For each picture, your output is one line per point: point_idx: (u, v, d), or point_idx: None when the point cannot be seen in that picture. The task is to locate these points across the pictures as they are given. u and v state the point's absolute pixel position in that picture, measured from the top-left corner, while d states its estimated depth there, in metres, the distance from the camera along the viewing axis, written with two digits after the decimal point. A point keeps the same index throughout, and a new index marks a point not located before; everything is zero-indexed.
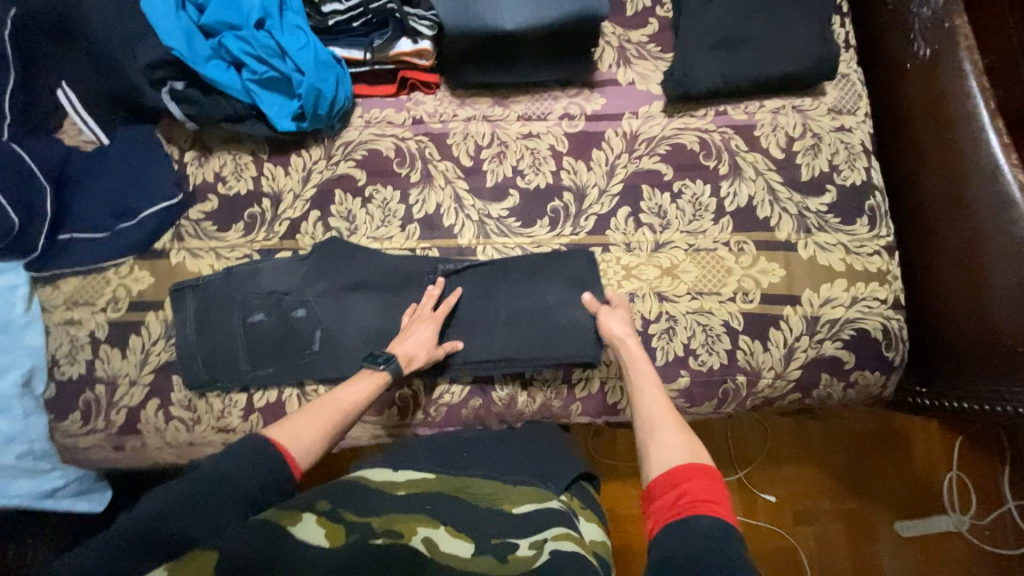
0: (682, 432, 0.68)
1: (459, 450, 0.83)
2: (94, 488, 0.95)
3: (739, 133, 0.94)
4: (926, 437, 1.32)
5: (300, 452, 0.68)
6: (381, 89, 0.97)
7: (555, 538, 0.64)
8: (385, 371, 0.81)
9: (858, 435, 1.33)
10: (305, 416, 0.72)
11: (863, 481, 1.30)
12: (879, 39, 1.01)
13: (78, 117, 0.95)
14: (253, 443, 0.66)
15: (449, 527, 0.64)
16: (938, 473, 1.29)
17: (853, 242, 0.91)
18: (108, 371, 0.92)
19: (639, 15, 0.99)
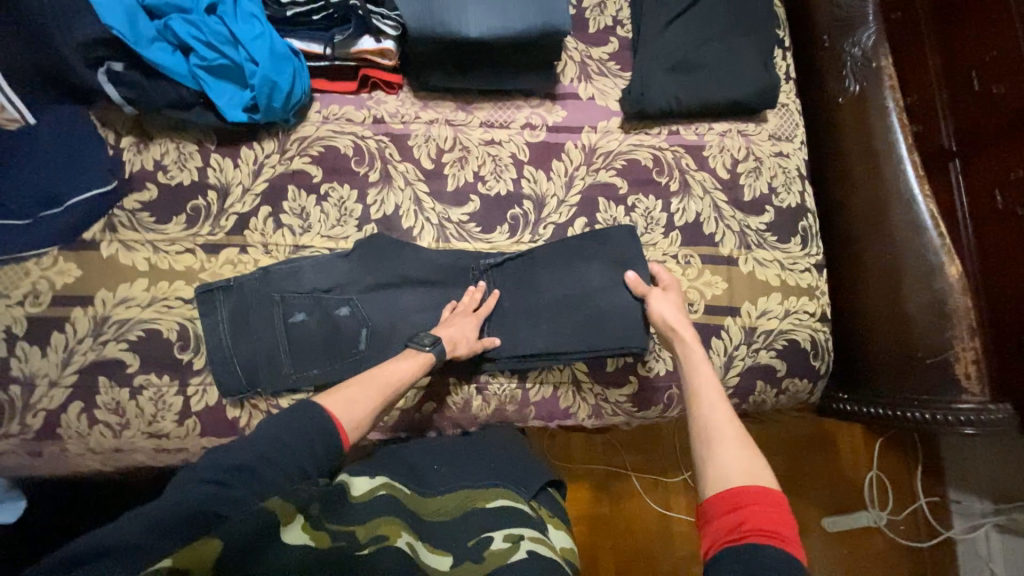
0: (742, 447, 0.68)
1: (428, 455, 0.83)
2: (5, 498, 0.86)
3: (689, 152, 0.99)
4: (852, 440, 1.43)
5: (350, 425, 0.71)
6: (340, 86, 0.95)
7: (531, 538, 0.69)
8: (430, 354, 0.81)
9: (793, 438, 1.42)
10: (359, 387, 0.76)
11: (796, 481, 1.40)
12: (816, 73, 1.10)
13: (3, 94, 0.85)
14: (312, 416, 0.69)
15: (429, 545, 0.67)
16: (861, 473, 1.41)
17: (787, 259, 0.98)
18: (25, 370, 0.84)
19: (601, 33, 1.02)
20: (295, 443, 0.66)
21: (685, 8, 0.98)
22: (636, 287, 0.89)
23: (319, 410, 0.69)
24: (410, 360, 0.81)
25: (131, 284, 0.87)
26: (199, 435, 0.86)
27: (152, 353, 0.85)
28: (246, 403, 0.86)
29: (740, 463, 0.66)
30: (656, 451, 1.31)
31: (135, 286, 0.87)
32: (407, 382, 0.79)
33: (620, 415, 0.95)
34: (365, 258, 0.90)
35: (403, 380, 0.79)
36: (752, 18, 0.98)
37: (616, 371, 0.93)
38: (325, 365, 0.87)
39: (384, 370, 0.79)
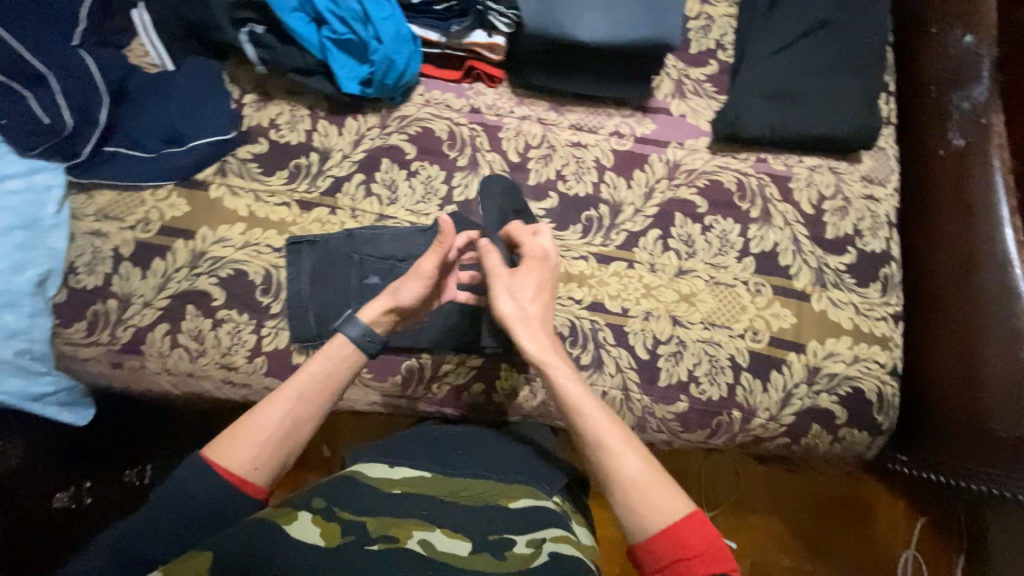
0: (649, 485, 0.64)
1: (448, 443, 0.85)
2: (79, 402, 0.92)
3: (775, 181, 0.98)
4: (891, 512, 1.35)
5: (245, 466, 0.64)
6: (447, 74, 1.00)
7: (553, 539, 0.66)
8: (350, 341, 0.74)
9: (826, 498, 1.36)
10: (252, 421, 0.67)
11: (824, 546, 1.33)
12: (916, 122, 1.07)
13: (150, 43, 0.99)
14: (189, 481, 0.63)
15: (444, 529, 0.64)
16: (897, 550, 1.32)
17: (864, 304, 0.95)
18: (124, 288, 0.92)
19: (701, 55, 1.04)
20: (198, 494, 0.62)
21: (793, 41, 0.98)
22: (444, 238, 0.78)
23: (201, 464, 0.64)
24: (334, 356, 0.73)
25: (229, 226, 0.94)
26: (264, 374, 0.91)
27: (236, 291, 0.92)
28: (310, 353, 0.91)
29: (649, 496, 0.63)
30: None
31: (233, 228, 0.94)
32: (315, 383, 0.71)
33: (665, 433, 0.93)
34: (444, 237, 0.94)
35: (318, 380, 0.71)
36: (862, 58, 0.97)
37: (668, 387, 0.91)
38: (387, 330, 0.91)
39: (294, 381, 0.70)
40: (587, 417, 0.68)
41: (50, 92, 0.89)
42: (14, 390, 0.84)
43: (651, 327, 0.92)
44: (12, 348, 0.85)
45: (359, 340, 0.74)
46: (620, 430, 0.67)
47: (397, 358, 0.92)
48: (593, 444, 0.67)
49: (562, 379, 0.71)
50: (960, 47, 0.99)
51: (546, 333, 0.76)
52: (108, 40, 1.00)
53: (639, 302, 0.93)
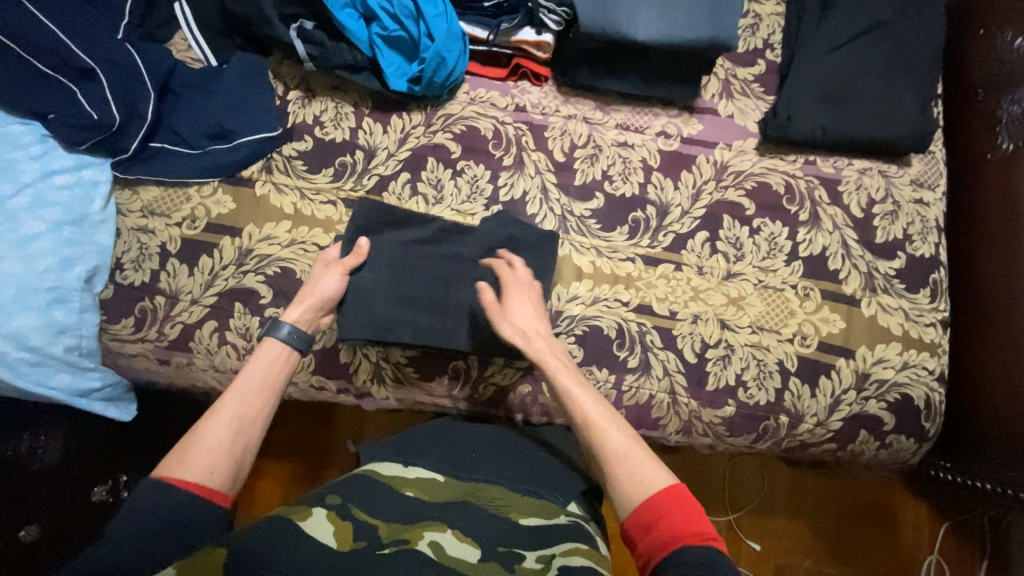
0: (633, 459, 0.69)
1: (460, 444, 0.85)
2: (124, 398, 0.92)
3: (825, 184, 0.97)
4: (915, 515, 1.34)
5: (200, 474, 0.63)
6: (493, 72, 0.99)
7: (564, 554, 0.65)
8: (286, 345, 0.78)
9: (850, 501, 1.36)
10: (202, 431, 0.67)
11: (847, 550, 1.33)
12: (962, 125, 1.05)
13: (191, 37, 0.98)
14: (146, 502, 0.60)
15: (456, 531, 0.64)
16: (920, 554, 1.32)
17: (913, 310, 0.94)
18: (172, 285, 0.92)
19: (749, 54, 1.02)
20: (162, 512, 0.59)
21: (849, 40, 0.96)
22: (359, 261, 0.89)
23: (161, 487, 0.61)
24: (268, 358, 0.77)
25: (276, 224, 0.94)
26: (312, 372, 0.92)
27: (283, 289, 0.92)
28: (358, 352, 0.92)
29: (631, 469, 0.68)
30: (701, 483, 1.34)
31: (280, 226, 0.94)
32: (257, 387, 0.73)
33: (710, 436, 0.93)
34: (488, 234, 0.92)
35: (259, 385, 0.73)
36: (916, 60, 0.95)
37: (715, 391, 0.90)
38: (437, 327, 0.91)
39: (236, 386, 0.72)
40: (582, 401, 0.76)
41: (97, 86, 0.88)
42: (64, 387, 0.84)
43: (699, 330, 0.91)
44: (62, 345, 0.84)
45: (289, 341, 0.79)
46: (607, 415, 0.75)
47: (443, 358, 0.92)
48: (582, 420, 0.75)
49: (554, 367, 0.80)
50: (1010, 49, 0.96)
51: (543, 329, 0.85)
52: (151, 34, 0.98)
53: (686, 305, 0.92)
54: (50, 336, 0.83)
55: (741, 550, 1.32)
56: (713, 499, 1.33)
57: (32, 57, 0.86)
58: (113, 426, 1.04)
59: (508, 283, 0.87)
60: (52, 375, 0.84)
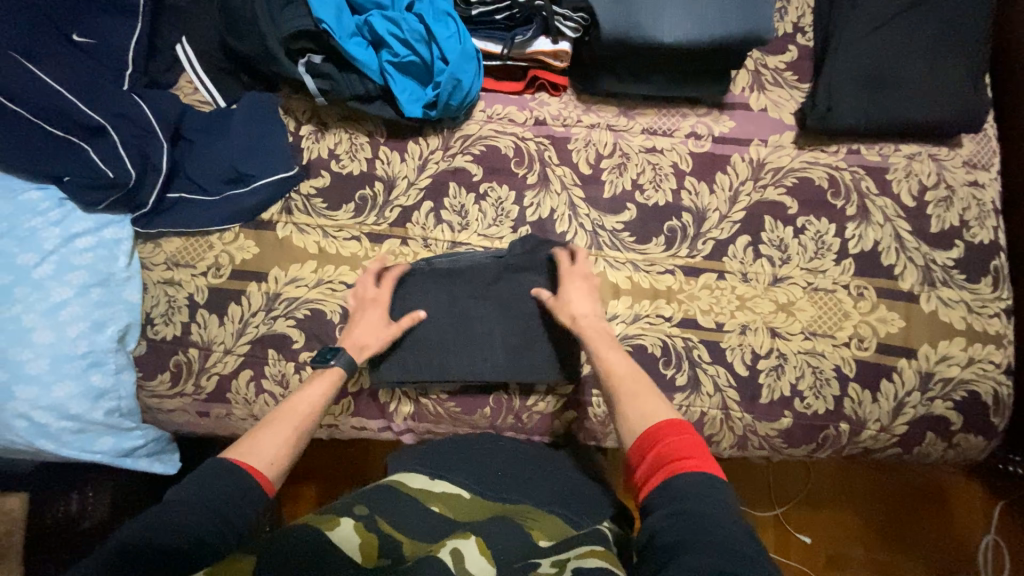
0: (647, 396, 0.71)
1: (493, 459, 0.79)
2: (167, 450, 0.90)
3: (871, 174, 0.91)
4: (968, 498, 1.28)
5: (263, 463, 0.65)
6: (509, 86, 0.95)
7: (581, 556, 0.58)
8: (337, 365, 0.80)
9: (899, 487, 1.30)
10: (263, 430, 0.69)
11: (901, 537, 1.27)
12: (1005, 94, 0.97)
13: (197, 78, 0.95)
14: (209, 475, 0.61)
15: (477, 540, 0.59)
16: (976, 535, 1.25)
17: (975, 302, 0.88)
18: (204, 336, 0.90)
19: (779, 41, 0.96)
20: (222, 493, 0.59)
21: (890, 18, 0.89)
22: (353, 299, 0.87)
23: (223, 465, 0.62)
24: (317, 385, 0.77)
25: (301, 265, 0.92)
26: (351, 415, 0.90)
27: (315, 332, 0.90)
28: (397, 390, 0.90)
29: (643, 405, 0.70)
30: (745, 482, 1.29)
31: (305, 266, 0.92)
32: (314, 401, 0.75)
33: (766, 449, 0.89)
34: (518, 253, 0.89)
35: (315, 396, 0.76)
36: (962, 31, 0.88)
37: (771, 403, 0.86)
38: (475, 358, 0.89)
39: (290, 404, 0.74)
40: (608, 355, 0.78)
41: (108, 141, 0.86)
42: (107, 450, 0.83)
43: (749, 341, 0.87)
44: (102, 409, 0.82)
45: (346, 367, 0.80)
46: (634, 367, 0.77)
47: (485, 389, 0.89)
48: (612, 379, 0.75)
49: (578, 298, 0.83)
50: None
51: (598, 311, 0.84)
52: (157, 80, 0.96)
53: (733, 315, 0.88)
54: (90, 402, 0.81)
55: (790, 545, 1.26)
56: (759, 497, 1.28)
57: (39, 119, 0.84)
58: (157, 477, 1.04)
59: (568, 275, 0.85)
60: (94, 440, 0.82)
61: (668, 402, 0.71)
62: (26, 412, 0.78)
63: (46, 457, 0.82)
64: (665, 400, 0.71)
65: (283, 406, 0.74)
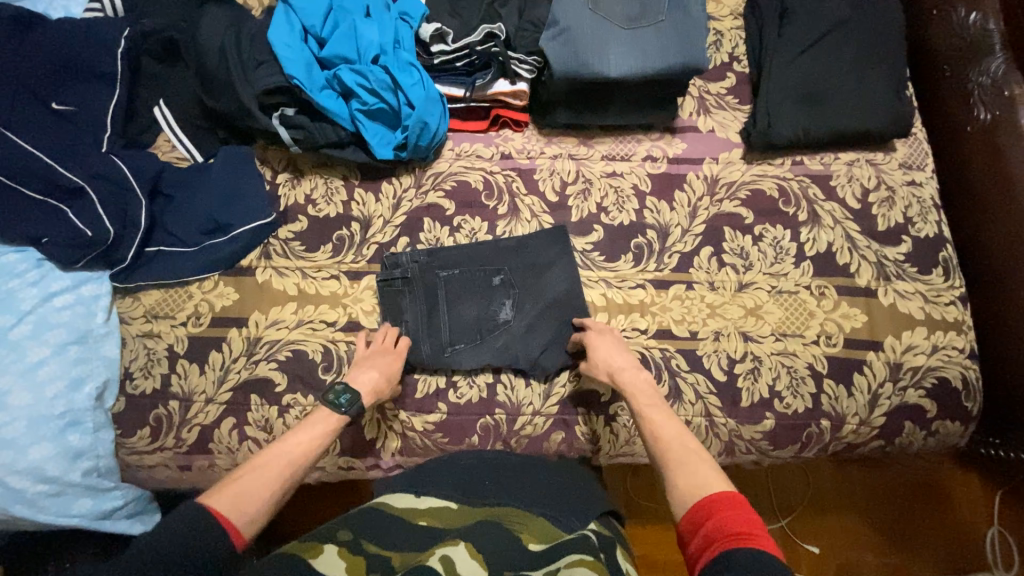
0: (699, 463, 0.66)
1: (474, 471, 0.78)
2: (147, 509, 0.87)
3: (816, 182, 0.98)
4: (968, 493, 1.28)
5: (243, 519, 0.61)
6: (474, 125, 1.01)
7: (569, 567, 0.58)
8: (345, 415, 0.77)
9: (899, 487, 1.30)
10: (246, 476, 0.66)
11: (908, 538, 1.26)
12: (931, 103, 1.05)
13: (174, 136, 0.99)
14: (179, 525, 0.57)
15: (468, 545, 0.60)
16: (980, 529, 1.25)
17: (930, 292, 0.93)
18: (185, 386, 0.89)
19: (718, 69, 1.05)
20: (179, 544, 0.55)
21: (812, 43, 0.99)
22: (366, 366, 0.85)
23: (202, 514, 0.59)
24: (311, 431, 0.74)
25: (281, 307, 0.93)
26: (338, 455, 0.89)
27: (298, 373, 0.90)
28: (383, 426, 0.89)
29: (687, 474, 0.65)
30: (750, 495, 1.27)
31: (285, 309, 0.93)
32: (301, 449, 0.71)
33: (753, 453, 0.90)
34: (512, 338, 0.90)
35: (303, 445, 0.72)
36: (879, 50, 0.98)
37: (752, 407, 0.88)
38: (459, 386, 0.90)
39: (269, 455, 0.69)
40: (665, 441, 0.72)
41: (88, 202, 0.89)
42: (87, 512, 0.80)
43: (723, 347, 0.90)
44: (79, 470, 0.80)
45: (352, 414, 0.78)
46: (685, 437, 0.72)
47: (471, 417, 0.89)
48: (659, 445, 0.71)
49: (602, 343, 0.85)
50: (966, 25, 0.96)
51: (635, 364, 0.83)
52: (135, 141, 0.99)
53: (705, 323, 0.91)
54: (68, 463, 0.80)
55: (800, 557, 1.23)
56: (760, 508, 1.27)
57: (20, 184, 0.87)
58: None
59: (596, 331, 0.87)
60: (72, 502, 0.80)
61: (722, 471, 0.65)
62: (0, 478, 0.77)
63: (21, 525, 0.79)
64: (720, 470, 0.65)
65: (260, 453, 0.69)
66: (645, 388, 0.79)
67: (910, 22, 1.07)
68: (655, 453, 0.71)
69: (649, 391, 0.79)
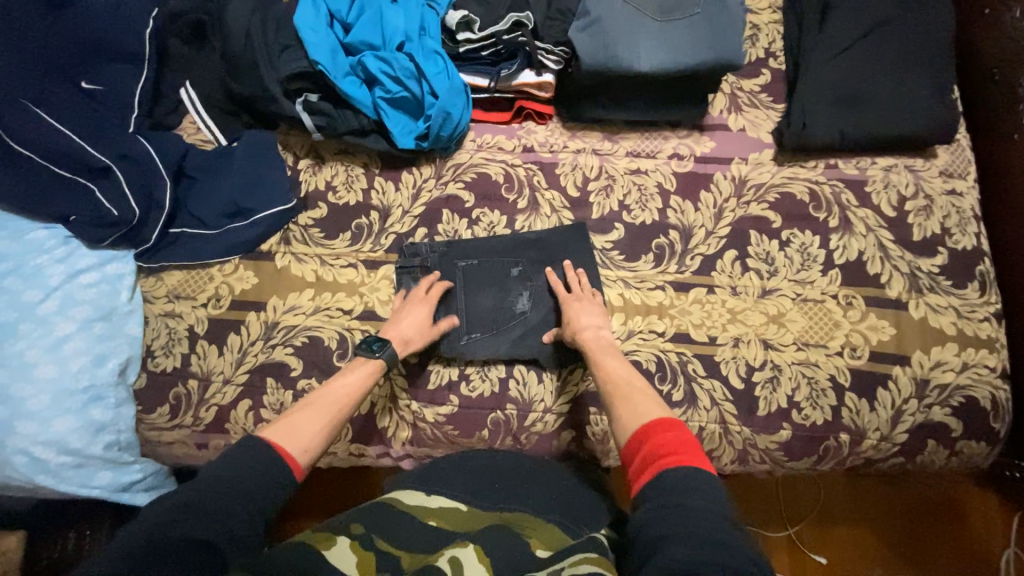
0: (647, 401, 0.73)
1: (486, 472, 0.77)
2: (164, 484, 0.90)
3: (849, 187, 0.94)
4: (987, 514, 1.24)
5: (298, 450, 0.68)
6: (496, 116, 1.00)
7: (572, 566, 0.59)
8: (380, 359, 0.82)
9: (913, 502, 1.26)
10: (299, 414, 0.73)
11: (919, 554, 1.23)
12: (978, 108, 1.00)
13: (200, 119, 1.00)
14: (243, 454, 0.64)
15: (477, 548, 0.62)
16: (996, 549, 1.21)
17: (964, 307, 0.89)
18: (203, 367, 0.91)
19: (752, 66, 1.01)
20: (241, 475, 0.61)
21: (855, 40, 0.94)
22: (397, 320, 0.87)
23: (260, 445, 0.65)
24: (353, 375, 0.80)
25: (299, 293, 0.94)
26: (350, 442, 0.90)
27: (313, 359, 0.91)
28: (394, 416, 0.90)
29: (634, 408, 0.72)
30: (759, 500, 1.26)
31: (302, 295, 0.94)
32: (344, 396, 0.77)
33: (767, 462, 0.88)
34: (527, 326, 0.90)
35: (351, 387, 0.79)
36: (926, 50, 0.93)
37: (768, 416, 0.86)
38: (471, 380, 0.90)
39: (317, 399, 0.76)
40: (620, 382, 0.77)
41: (115, 182, 0.90)
42: (106, 484, 0.83)
43: (742, 354, 0.88)
44: (102, 443, 0.83)
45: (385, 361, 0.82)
46: (632, 377, 0.77)
47: (482, 411, 0.89)
48: (609, 386, 0.77)
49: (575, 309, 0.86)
50: (1020, 27, 0.89)
51: (600, 324, 0.85)
52: (162, 122, 1.00)
53: (724, 328, 0.89)
54: (91, 436, 0.82)
55: (807, 566, 1.22)
56: (769, 514, 1.25)
57: (50, 162, 0.88)
58: None
59: (568, 301, 0.88)
60: (94, 474, 0.83)
61: (661, 403, 0.72)
62: (26, 448, 0.79)
63: (44, 493, 0.82)
64: (658, 401, 0.73)
65: (313, 394, 0.77)
66: (604, 344, 0.83)
67: (961, 21, 1.01)
68: (604, 390, 0.77)
69: (606, 345, 0.83)
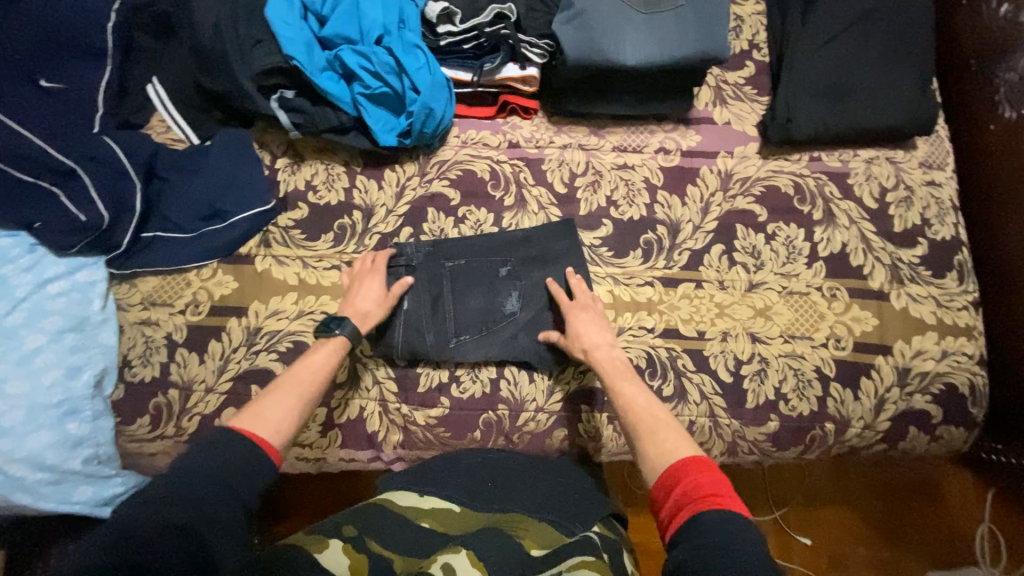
0: (674, 433, 0.70)
1: (478, 470, 0.77)
2: None
3: (832, 179, 0.95)
4: (961, 492, 1.29)
5: (269, 431, 0.65)
6: (480, 111, 0.98)
7: (570, 570, 0.59)
8: (341, 335, 0.80)
9: (893, 483, 1.31)
10: (269, 398, 0.70)
11: (898, 532, 1.27)
12: (956, 98, 1.01)
13: (169, 117, 0.95)
14: (212, 441, 0.61)
15: (470, 554, 0.60)
16: (970, 525, 1.26)
17: (943, 296, 0.91)
18: (184, 375, 0.88)
19: (736, 58, 1.01)
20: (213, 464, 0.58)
21: (837, 32, 0.94)
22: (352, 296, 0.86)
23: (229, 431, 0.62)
24: (321, 360, 0.77)
25: (281, 297, 0.91)
26: (339, 447, 0.88)
27: None
28: (383, 420, 0.88)
29: (664, 439, 0.69)
30: (747, 487, 1.28)
31: (285, 299, 0.91)
32: (311, 375, 0.75)
33: (756, 453, 0.89)
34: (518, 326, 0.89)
35: (322, 365, 0.76)
36: (906, 41, 0.94)
37: (757, 408, 0.87)
38: (462, 381, 0.89)
39: (285, 379, 0.73)
40: (641, 411, 0.75)
41: (81, 185, 0.86)
42: (87, 499, 0.79)
43: (730, 347, 0.89)
44: (80, 457, 0.80)
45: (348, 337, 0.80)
46: (652, 407, 0.76)
47: (473, 412, 0.88)
48: (630, 413, 0.75)
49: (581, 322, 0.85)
50: (996, 17, 0.91)
51: (611, 342, 0.84)
52: (129, 121, 0.95)
53: (713, 323, 0.90)
54: (67, 451, 0.79)
55: (793, 549, 1.25)
56: (756, 500, 1.28)
57: (9, 166, 0.84)
58: None
59: (573, 309, 0.86)
60: (73, 490, 0.79)
61: (689, 438, 0.70)
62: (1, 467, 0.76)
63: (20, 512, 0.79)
64: (687, 436, 0.70)
65: (279, 378, 0.74)
66: (618, 364, 0.81)
67: (939, 12, 1.02)
68: (628, 421, 0.75)
69: (622, 367, 0.81)
